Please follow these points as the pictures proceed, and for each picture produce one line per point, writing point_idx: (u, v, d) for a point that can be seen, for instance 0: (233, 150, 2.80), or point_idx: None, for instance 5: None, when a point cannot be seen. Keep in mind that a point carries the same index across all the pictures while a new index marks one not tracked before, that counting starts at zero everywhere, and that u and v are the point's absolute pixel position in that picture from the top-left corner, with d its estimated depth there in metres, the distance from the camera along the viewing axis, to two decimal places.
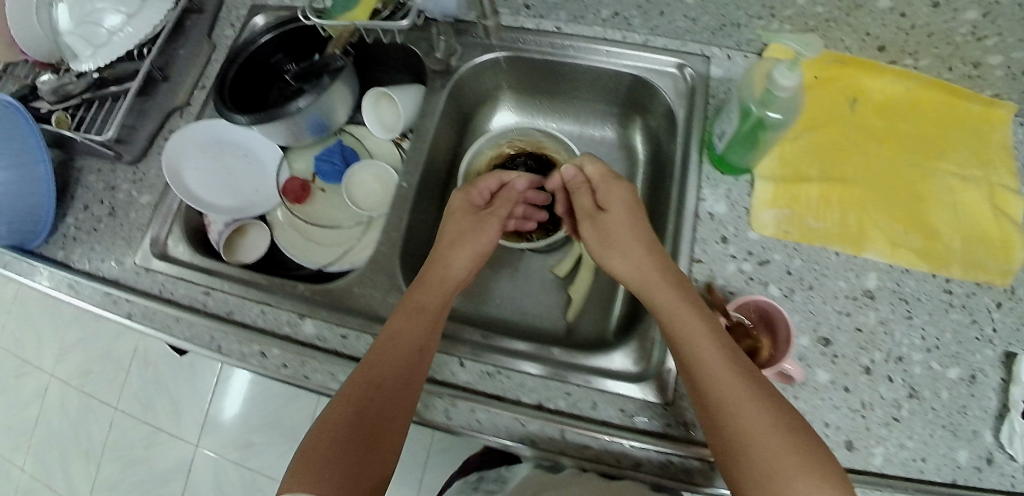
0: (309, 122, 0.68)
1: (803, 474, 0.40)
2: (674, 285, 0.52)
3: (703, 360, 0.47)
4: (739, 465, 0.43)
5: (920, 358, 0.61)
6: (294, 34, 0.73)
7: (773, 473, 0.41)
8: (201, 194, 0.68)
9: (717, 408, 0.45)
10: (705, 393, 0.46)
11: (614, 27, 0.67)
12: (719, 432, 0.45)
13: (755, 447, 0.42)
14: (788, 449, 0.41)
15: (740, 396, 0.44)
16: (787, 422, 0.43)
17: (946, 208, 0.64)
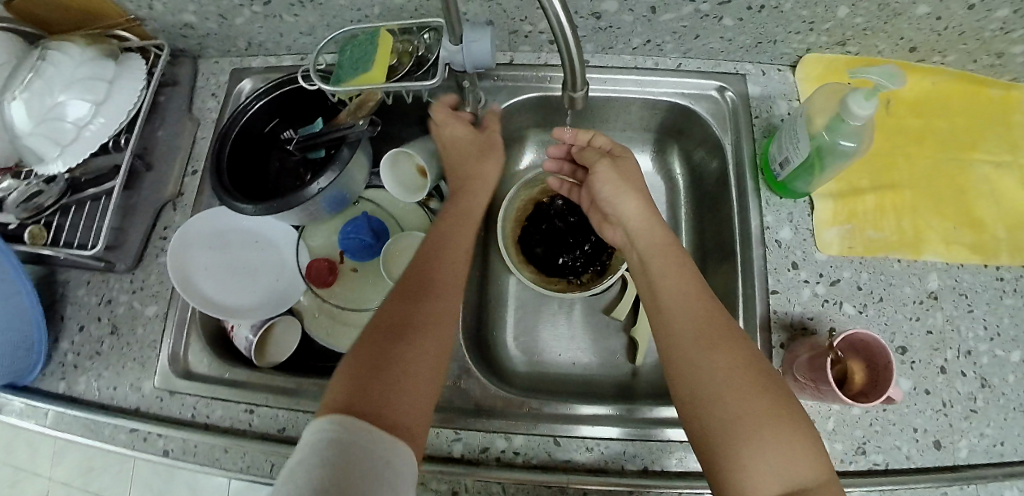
0: (330, 198, 0.61)
1: (764, 418, 0.39)
2: (663, 246, 0.52)
3: (690, 309, 0.47)
4: (706, 412, 0.41)
5: (987, 348, 0.61)
6: (290, 98, 0.65)
7: (738, 422, 0.40)
8: (220, 298, 0.61)
9: (693, 351, 0.44)
10: (689, 340, 0.45)
11: (645, 54, 0.64)
12: (687, 379, 0.43)
13: (728, 394, 0.41)
14: (772, 404, 0.40)
15: (722, 346, 0.44)
16: (772, 382, 0.42)
17: (987, 198, 0.65)
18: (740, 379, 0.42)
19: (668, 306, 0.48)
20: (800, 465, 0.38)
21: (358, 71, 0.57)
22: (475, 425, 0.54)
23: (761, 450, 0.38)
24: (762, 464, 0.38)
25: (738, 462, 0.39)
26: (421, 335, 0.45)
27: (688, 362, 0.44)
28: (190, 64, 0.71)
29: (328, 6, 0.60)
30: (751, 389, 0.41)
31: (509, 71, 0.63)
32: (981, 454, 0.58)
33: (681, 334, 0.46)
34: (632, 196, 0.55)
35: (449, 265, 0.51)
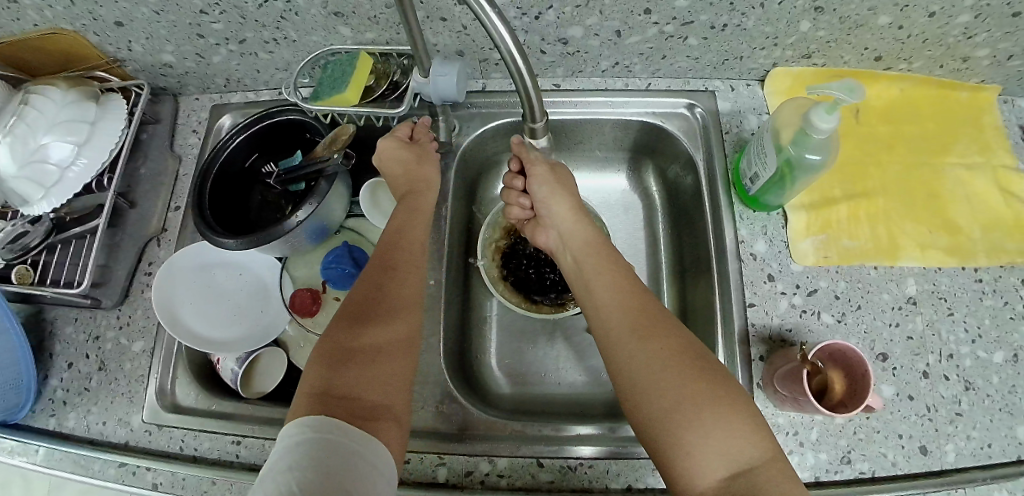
0: (310, 230, 0.62)
1: (702, 401, 0.41)
2: (594, 244, 0.56)
3: (624, 305, 0.49)
4: (647, 404, 0.43)
5: (969, 350, 0.62)
6: (269, 133, 0.67)
7: (677, 410, 0.41)
8: (204, 332, 0.61)
9: (629, 347, 0.46)
10: (614, 341, 0.47)
11: (615, 76, 0.65)
12: (628, 376, 0.45)
13: (666, 384, 0.42)
14: (709, 390, 0.41)
15: (656, 339, 0.45)
16: (708, 367, 0.43)
17: (960, 200, 0.66)
18: (677, 368, 0.43)
19: (604, 305, 0.50)
20: (743, 446, 0.39)
21: (333, 90, 0.59)
22: (461, 449, 0.54)
23: (703, 434, 0.39)
24: (706, 449, 0.39)
25: (685, 451, 0.40)
26: (379, 344, 0.46)
27: (626, 357, 0.46)
28: (171, 101, 0.72)
29: (300, 42, 0.63)
30: (687, 376, 0.42)
31: (482, 98, 0.65)
32: (969, 457, 0.58)
33: (620, 331, 0.47)
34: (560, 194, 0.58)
35: (402, 269, 0.51)
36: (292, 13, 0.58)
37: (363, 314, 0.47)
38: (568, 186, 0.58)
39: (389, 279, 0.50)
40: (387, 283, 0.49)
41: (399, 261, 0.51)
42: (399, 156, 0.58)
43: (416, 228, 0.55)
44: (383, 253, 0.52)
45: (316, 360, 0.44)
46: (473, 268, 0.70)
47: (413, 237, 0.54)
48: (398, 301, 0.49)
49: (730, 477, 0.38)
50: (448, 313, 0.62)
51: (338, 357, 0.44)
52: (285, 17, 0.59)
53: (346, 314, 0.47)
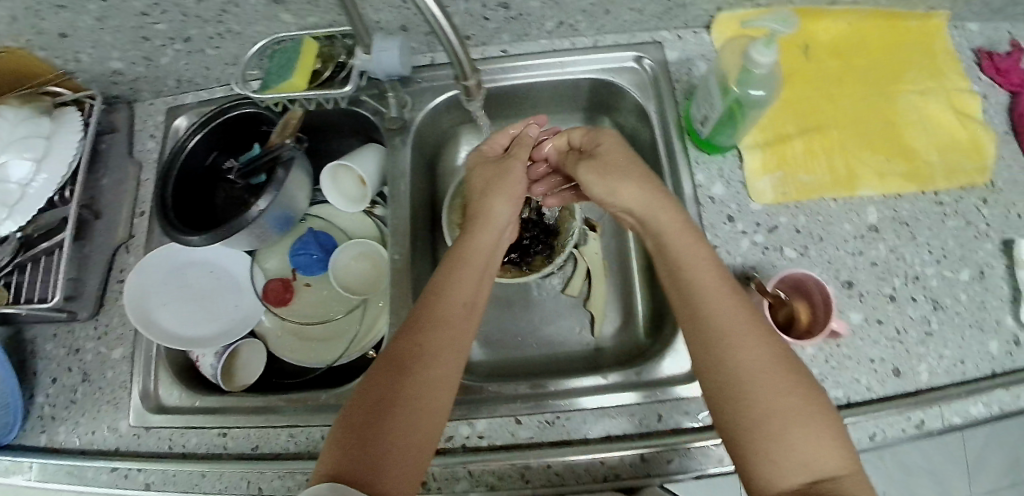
0: (275, 219, 0.62)
1: (795, 413, 0.39)
2: (677, 223, 0.49)
3: (716, 292, 0.44)
4: (739, 408, 0.40)
5: (935, 271, 0.63)
6: (225, 129, 0.67)
7: (771, 418, 0.39)
8: (181, 330, 0.62)
9: (728, 345, 0.42)
10: (709, 330, 0.43)
11: (561, 36, 0.65)
12: (721, 376, 0.42)
13: (766, 388, 0.40)
14: (802, 400, 0.40)
15: (763, 341, 0.42)
16: (801, 374, 0.41)
17: (916, 127, 0.67)
18: (773, 372, 0.41)
19: (696, 289, 0.45)
20: (825, 454, 0.38)
21: (281, 77, 0.59)
22: None
23: (790, 446, 0.38)
24: (797, 459, 0.38)
25: (766, 457, 0.38)
26: (421, 408, 0.43)
27: (724, 351, 0.42)
28: (126, 109, 0.72)
29: (246, 35, 0.63)
30: (786, 384, 0.40)
31: (431, 72, 0.65)
32: (943, 375, 0.61)
33: (722, 329, 0.43)
34: (627, 164, 0.52)
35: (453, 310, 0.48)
36: (232, 5, 0.58)
37: (404, 365, 0.44)
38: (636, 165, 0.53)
39: (437, 331, 0.46)
40: (435, 338, 0.46)
41: (454, 304, 0.48)
42: (488, 175, 0.58)
43: (471, 274, 0.51)
44: (432, 299, 0.48)
45: (349, 410, 0.42)
46: (441, 246, 0.69)
47: (463, 286, 0.50)
48: (442, 360, 0.45)
49: (810, 484, 0.37)
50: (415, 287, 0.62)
51: (371, 416, 0.41)
52: (227, 9, 0.59)
53: (385, 365, 0.44)
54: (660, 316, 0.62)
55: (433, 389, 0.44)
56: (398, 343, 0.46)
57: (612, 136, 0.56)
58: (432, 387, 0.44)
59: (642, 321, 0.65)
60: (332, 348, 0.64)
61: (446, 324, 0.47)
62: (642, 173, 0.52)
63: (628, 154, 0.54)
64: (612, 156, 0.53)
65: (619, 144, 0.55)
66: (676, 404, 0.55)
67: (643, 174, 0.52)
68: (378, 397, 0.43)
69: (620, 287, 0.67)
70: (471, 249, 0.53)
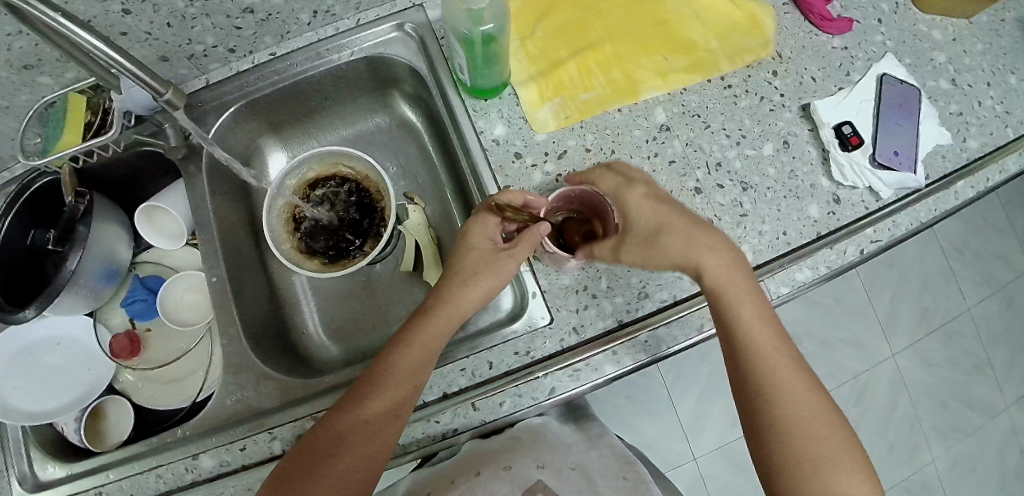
0: (98, 275, 0.64)
1: (830, 461, 0.45)
2: (745, 295, 0.51)
3: (771, 350, 0.49)
4: (771, 440, 0.47)
5: (737, 153, 0.65)
6: (31, 204, 0.67)
7: (805, 456, 0.46)
8: (39, 406, 0.63)
9: (773, 399, 0.47)
10: (760, 382, 0.48)
11: (323, 24, 0.65)
12: (771, 420, 0.47)
13: (810, 438, 0.46)
14: (826, 440, 0.46)
15: (802, 387, 0.48)
16: (840, 426, 0.47)
17: (689, 19, 0.68)
18: (814, 425, 0.47)
19: (757, 344, 0.49)
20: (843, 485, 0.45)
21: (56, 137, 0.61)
22: (284, 418, 0.57)
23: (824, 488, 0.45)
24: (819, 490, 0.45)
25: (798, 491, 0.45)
26: (345, 472, 0.48)
27: (779, 400, 0.47)
28: None
29: (15, 107, 0.62)
30: (816, 426, 0.47)
31: (209, 93, 0.65)
32: (767, 250, 0.63)
33: (760, 373, 0.48)
34: (668, 232, 0.52)
35: (401, 377, 0.50)
36: None
37: (343, 437, 0.49)
38: (685, 225, 0.53)
39: (376, 406, 0.49)
40: (366, 421, 0.49)
41: (403, 366, 0.51)
42: (479, 263, 0.55)
43: (421, 354, 0.51)
44: (381, 377, 0.51)
45: (287, 466, 0.49)
46: (272, 260, 0.71)
47: (410, 361, 0.51)
48: (375, 434, 0.49)
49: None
50: (245, 303, 0.63)
51: (305, 479, 0.47)
52: None
53: (328, 435, 0.49)
54: None
55: (364, 457, 0.48)
56: (343, 414, 0.50)
57: (638, 192, 0.53)
58: (361, 457, 0.48)
59: None
60: (186, 385, 0.66)
61: (392, 383, 0.50)
62: (685, 235, 0.51)
63: (672, 214, 0.53)
64: (653, 225, 0.52)
65: (655, 205, 0.53)
66: (503, 348, 0.57)
67: (689, 235, 0.52)
68: (312, 456, 0.48)
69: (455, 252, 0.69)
70: (427, 337, 0.52)
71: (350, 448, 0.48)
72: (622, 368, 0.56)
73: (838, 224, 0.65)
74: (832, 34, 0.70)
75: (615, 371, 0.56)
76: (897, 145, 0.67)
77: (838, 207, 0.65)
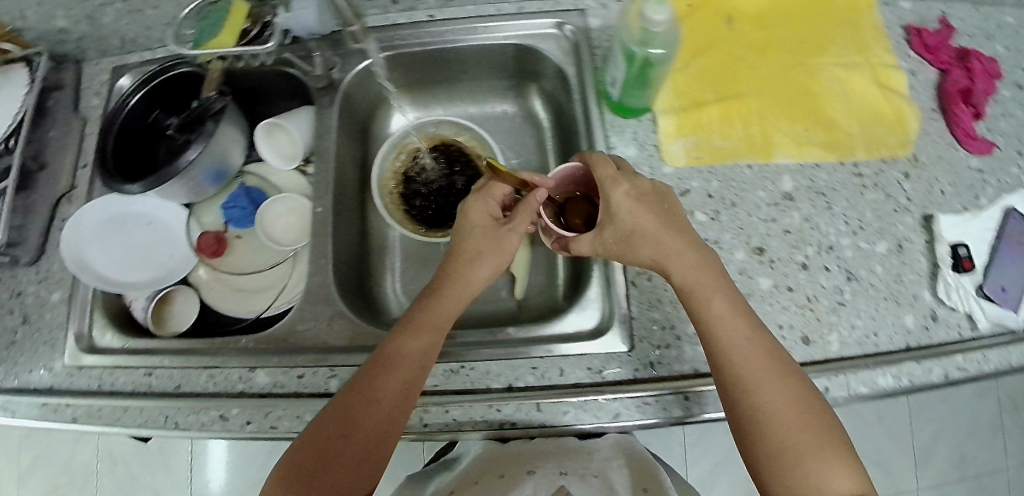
0: (207, 172, 0.65)
1: (812, 455, 0.45)
2: (718, 281, 0.52)
3: (749, 345, 0.49)
4: (759, 447, 0.47)
5: (850, 242, 0.64)
6: (165, 86, 0.69)
7: (787, 452, 0.46)
8: (116, 275, 0.66)
9: (751, 394, 0.48)
10: (734, 376, 0.48)
11: (486, 2, 0.66)
12: (752, 417, 0.47)
13: (789, 432, 0.46)
14: (814, 439, 0.46)
15: (785, 386, 0.47)
16: (823, 418, 0.47)
17: (838, 98, 0.67)
18: (795, 419, 0.47)
19: (733, 339, 0.49)
20: (841, 484, 0.45)
21: (211, 35, 0.62)
22: (347, 360, 0.58)
23: (807, 478, 0.45)
24: (812, 488, 0.45)
25: (785, 483, 0.45)
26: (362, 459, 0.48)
27: (762, 398, 0.47)
28: (73, 68, 0.74)
29: None
30: (802, 426, 0.46)
31: None
32: (853, 344, 0.62)
33: (739, 373, 0.48)
34: (643, 235, 0.53)
35: (413, 338, 0.52)
36: None
37: (351, 418, 0.48)
38: (663, 223, 0.53)
39: (380, 388, 0.49)
40: (373, 403, 0.49)
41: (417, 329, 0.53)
42: (483, 245, 0.57)
43: (426, 332, 0.53)
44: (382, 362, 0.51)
45: (293, 460, 0.47)
46: (370, 207, 0.71)
47: (427, 323, 0.53)
48: (387, 417, 0.48)
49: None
50: (338, 240, 0.64)
51: (317, 469, 0.46)
52: None
53: (332, 421, 0.48)
54: (577, 279, 0.65)
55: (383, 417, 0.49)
56: (343, 396, 0.50)
57: (621, 188, 0.53)
58: (371, 440, 0.48)
59: (562, 282, 0.67)
60: (259, 298, 0.67)
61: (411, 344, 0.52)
62: (657, 238, 0.52)
63: (653, 212, 0.53)
64: (629, 226, 0.53)
65: (635, 200, 0.53)
66: (577, 359, 0.57)
67: (665, 233, 0.53)
68: (318, 446, 0.47)
69: (544, 253, 0.69)
70: (434, 315, 0.54)
71: (360, 433, 0.48)
72: (687, 415, 0.54)
73: (928, 340, 0.63)
74: (972, 152, 0.69)
75: (681, 416, 0.54)
76: (1007, 282, 0.66)
77: (933, 324, 0.64)
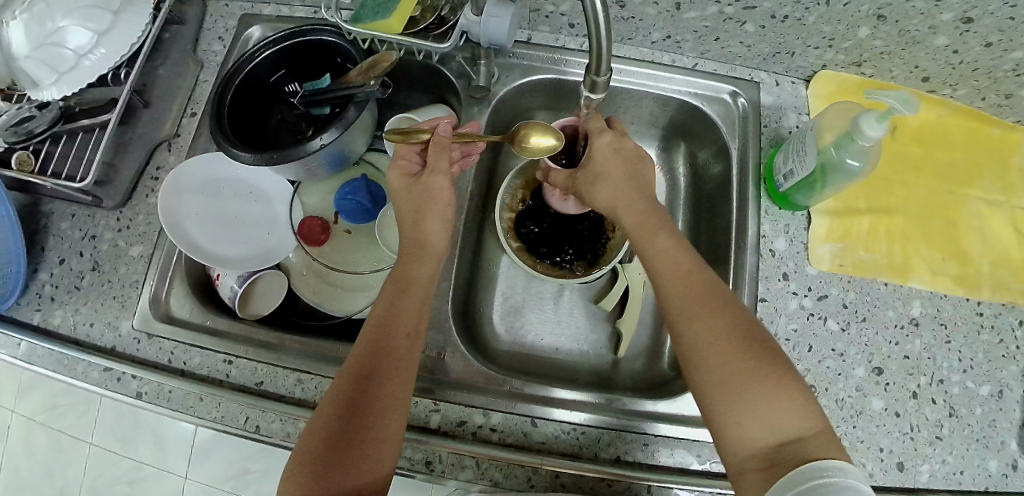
0: (330, 156, 0.59)
1: (756, 386, 0.41)
2: (663, 223, 0.51)
3: (684, 281, 0.47)
4: (701, 378, 0.43)
5: (959, 379, 0.59)
6: (300, 51, 0.63)
7: (730, 382, 0.42)
8: (206, 244, 0.60)
9: (685, 322, 0.45)
10: (669, 309, 0.47)
11: (664, 50, 0.65)
12: (690, 354, 0.44)
13: (726, 361, 0.43)
14: (758, 367, 0.42)
15: (719, 317, 0.45)
16: (768, 352, 0.43)
17: (975, 233, 0.65)
18: (734, 351, 0.43)
19: (664, 276, 0.48)
20: (794, 417, 0.40)
21: (376, 15, 0.54)
22: (456, 398, 0.55)
23: (753, 410, 0.41)
24: (759, 420, 0.41)
25: (733, 421, 0.41)
26: (386, 434, 0.44)
27: (693, 334, 0.44)
28: (199, 4, 0.69)
29: None
30: (735, 352, 0.43)
31: (526, 49, 0.63)
32: (940, 480, 0.56)
33: (671, 305, 0.47)
34: (609, 180, 0.54)
35: (413, 296, 0.51)
36: None
37: (364, 382, 0.45)
38: (630, 175, 0.54)
39: (393, 354, 0.47)
40: (386, 360, 0.47)
41: (418, 277, 0.52)
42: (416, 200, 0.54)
43: (418, 286, 0.51)
44: (382, 325, 0.48)
45: (315, 428, 0.44)
46: (487, 230, 0.70)
47: (425, 274, 0.52)
48: (397, 384, 0.46)
49: (775, 448, 0.40)
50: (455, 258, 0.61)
51: (339, 435, 0.43)
52: None
53: (346, 392, 0.45)
54: None
55: (397, 367, 0.47)
56: (348, 366, 0.47)
57: (604, 139, 0.54)
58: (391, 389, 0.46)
59: (669, 351, 0.65)
60: (355, 299, 0.63)
61: (409, 297, 0.50)
62: (615, 188, 0.53)
63: (626, 165, 0.54)
64: (600, 170, 0.54)
65: (614, 152, 0.54)
66: (689, 443, 0.54)
67: (626, 183, 0.53)
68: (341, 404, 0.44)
69: (653, 314, 0.67)
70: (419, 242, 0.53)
71: (371, 393, 0.45)
72: None
73: (1008, 491, 0.56)
74: None
75: None
76: None
77: (1014, 473, 0.57)
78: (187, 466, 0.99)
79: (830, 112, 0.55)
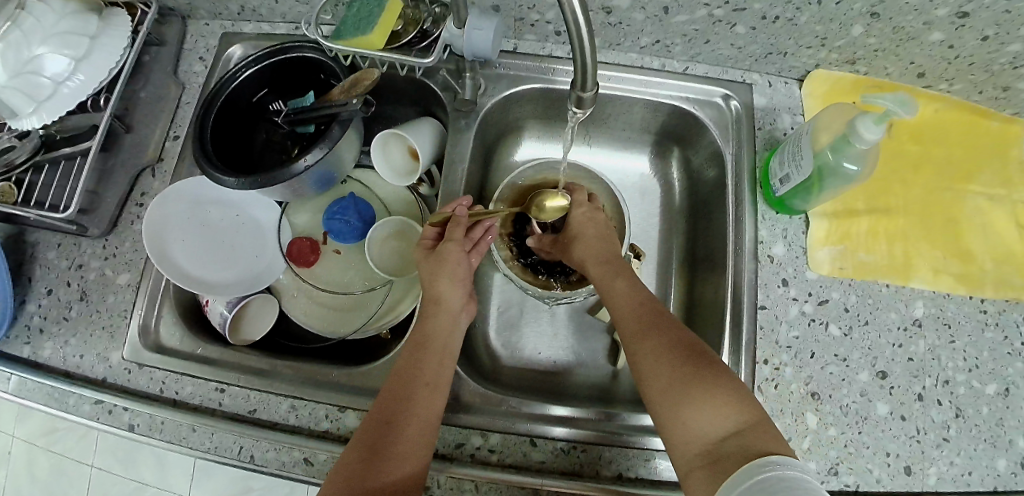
0: (316, 176, 0.58)
1: (699, 387, 0.44)
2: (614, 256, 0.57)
3: (632, 302, 0.52)
4: (650, 386, 0.46)
5: (964, 378, 0.58)
6: (283, 69, 0.61)
7: (673, 386, 0.44)
8: (194, 271, 0.59)
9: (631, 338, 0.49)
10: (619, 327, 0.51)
11: (654, 54, 0.64)
12: (637, 365, 0.47)
13: (667, 367, 0.45)
14: (698, 371, 0.45)
15: (662, 331, 0.48)
16: (711, 360, 0.46)
17: (977, 230, 0.63)
18: (676, 358, 0.46)
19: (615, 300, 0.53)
20: (733, 412, 0.42)
21: (357, 31, 0.53)
22: (452, 420, 0.54)
23: (697, 410, 0.43)
24: (702, 418, 0.42)
25: (680, 421, 0.43)
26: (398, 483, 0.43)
27: (639, 346, 0.48)
28: (180, 24, 0.68)
29: None
30: (679, 359, 0.46)
31: (512, 58, 0.62)
32: (949, 483, 0.55)
33: (622, 322, 0.51)
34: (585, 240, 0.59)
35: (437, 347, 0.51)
36: None
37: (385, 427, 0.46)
38: (604, 235, 0.59)
39: (413, 404, 0.47)
40: (407, 406, 0.47)
41: (441, 328, 0.53)
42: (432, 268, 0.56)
43: (443, 336, 0.52)
44: (404, 374, 0.49)
45: (337, 475, 0.44)
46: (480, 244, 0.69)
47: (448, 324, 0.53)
48: (415, 435, 0.45)
49: (718, 443, 0.41)
50: None
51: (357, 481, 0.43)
52: None
53: (366, 440, 0.45)
54: None
55: (420, 414, 0.47)
56: (372, 414, 0.47)
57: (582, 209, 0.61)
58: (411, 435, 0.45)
59: None
60: (349, 321, 0.62)
61: (432, 346, 0.51)
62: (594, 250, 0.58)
63: (600, 229, 0.60)
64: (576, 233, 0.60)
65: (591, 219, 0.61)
66: None
67: (604, 241, 0.58)
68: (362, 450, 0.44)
69: None
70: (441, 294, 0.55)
71: (391, 440, 0.45)
72: None
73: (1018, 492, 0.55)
74: None
75: None
76: None
77: None
78: (189, 486, 0.98)
79: (824, 115, 0.54)
